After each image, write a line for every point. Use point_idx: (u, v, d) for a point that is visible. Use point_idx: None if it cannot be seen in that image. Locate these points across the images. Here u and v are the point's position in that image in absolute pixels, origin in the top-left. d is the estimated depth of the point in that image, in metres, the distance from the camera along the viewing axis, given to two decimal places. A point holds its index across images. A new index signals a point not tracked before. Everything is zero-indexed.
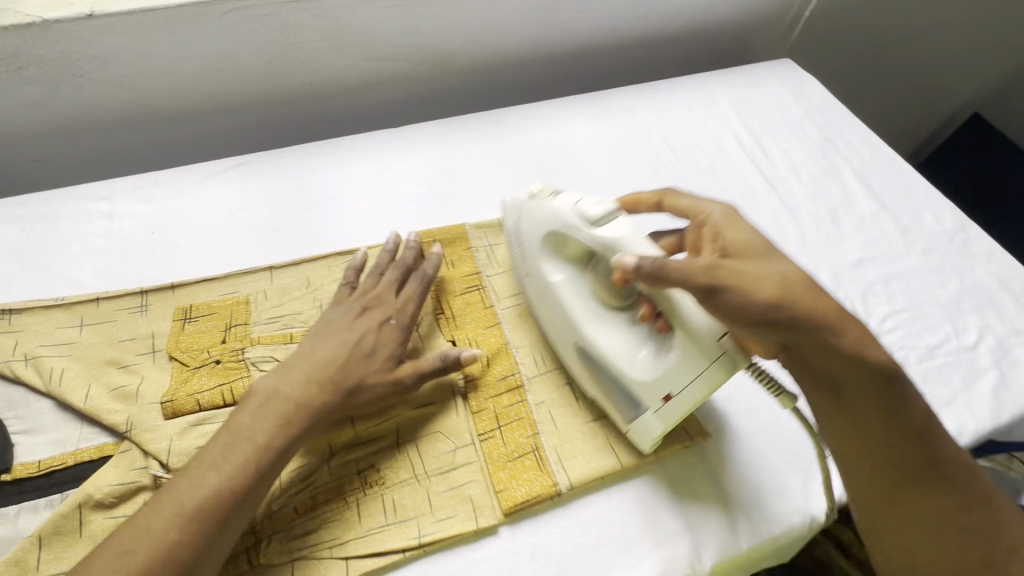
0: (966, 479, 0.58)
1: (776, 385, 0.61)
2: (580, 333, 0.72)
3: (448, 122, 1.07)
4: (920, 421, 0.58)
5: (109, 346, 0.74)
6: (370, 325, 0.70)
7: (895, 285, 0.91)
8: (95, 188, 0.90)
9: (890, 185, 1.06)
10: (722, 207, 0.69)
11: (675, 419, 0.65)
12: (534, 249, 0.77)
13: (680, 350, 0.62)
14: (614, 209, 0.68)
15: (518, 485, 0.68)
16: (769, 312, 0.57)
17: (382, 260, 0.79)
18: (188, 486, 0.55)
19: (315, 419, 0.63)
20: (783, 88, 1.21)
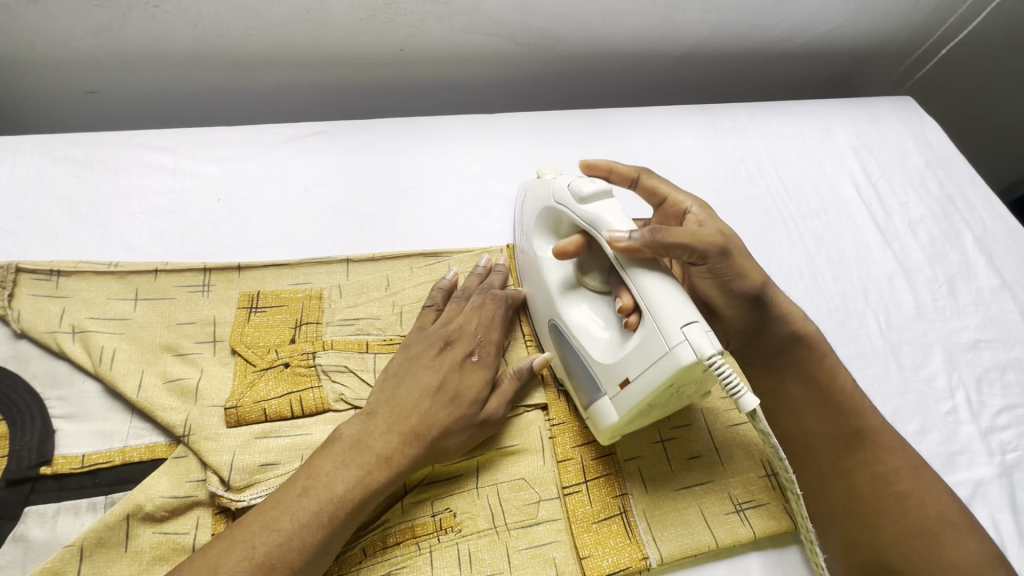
0: (902, 454, 0.61)
1: (731, 383, 0.51)
2: (553, 309, 0.68)
3: (546, 116, 0.96)
4: (850, 391, 0.64)
5: (165, 328, 0.65)
6: (452, 362, 0.64)
7: (1013, 375, 0.84)
8: (157, 137, 0.80)
9: (1015, 257, 0.96)
10: (698, 198, 0.67)
11: (631, 410, 0.57)
12: (529, 224, 0.74)
13: (644, 333, 0.55)
14: (607, 188, 0.63)
15: (605, 553, 0.61)
16: (752, 289, 0.63)
17: (472, 285, 0.72)
18: (261, 529, 0.51)
19: (397, 472, 0.57)
20: (905, 130, 1.10)
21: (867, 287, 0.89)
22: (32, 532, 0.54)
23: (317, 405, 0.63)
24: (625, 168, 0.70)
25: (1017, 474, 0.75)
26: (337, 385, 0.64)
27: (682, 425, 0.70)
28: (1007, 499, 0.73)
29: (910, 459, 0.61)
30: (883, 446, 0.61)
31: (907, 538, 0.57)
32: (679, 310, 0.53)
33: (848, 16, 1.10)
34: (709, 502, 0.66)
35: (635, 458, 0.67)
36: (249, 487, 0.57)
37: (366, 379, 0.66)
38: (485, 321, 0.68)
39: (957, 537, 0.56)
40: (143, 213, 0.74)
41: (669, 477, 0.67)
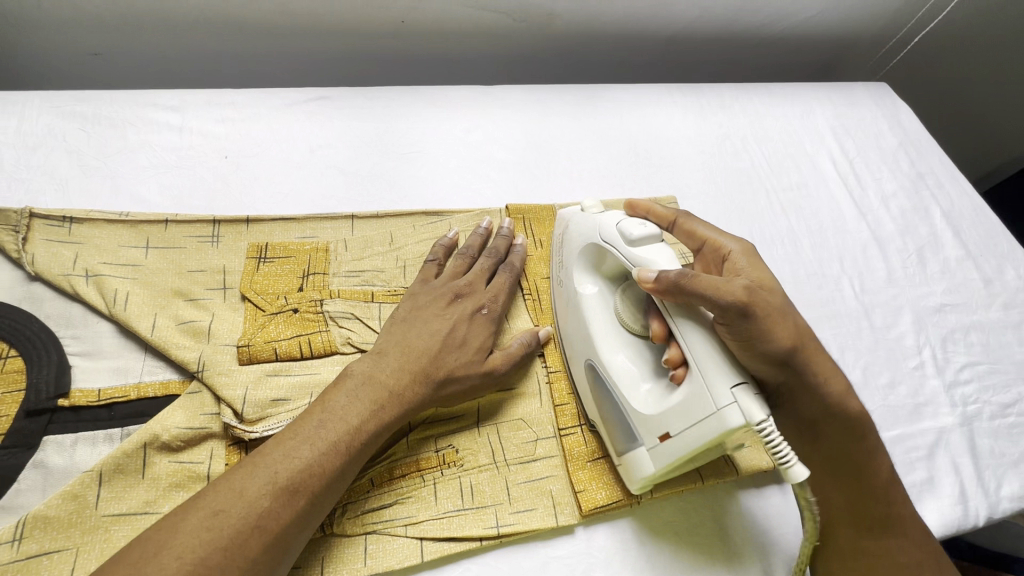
0: (924, 543, 0.60)
1: (779, 451, 0.49)
2: (592, 351, 0.66)
3: (542, 89, 1.00)
4: (882, 480, 0.61)
5: (176, 274, 0.68)
6: (463, 313, 0.67)
7: (975, 336, 0.90)
8: (164, 96, 0.82)
9: (978, 232, 1.03)
10: (741, 242, 0.65)
11: (669, 464, 0.57)
12: (570, 258, 0.72)
13: (690, 389, 0.55)
14: (657, 234, 0.63)
15: (599, 488, 0.64)
16: (785, 354, 0.56)
17: (475, 243, 0.75)
18: (283, 456, 0.53)
19: (407, 407, 0.60)
20: (879, 113, 1.16)
21: (843, 254, 0.95)
22: (51, 459, 0.56)
23: (325, 347, 0.66)
24: (664, 210, 0.72)
25: (977, 424, 0.81)
26: (344, 330, 0.67)
27: None
28: (967, 445, 0.79)
29: (931, 550, 0.60)
30: (904, 534, 0.60)
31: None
32: (727, 370, 0.53)
33: (827, 4, 1.16)
34: None
35: None
36: (261, 420, 0.59)
37: (371, 325, 0.69)
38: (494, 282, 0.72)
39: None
40: (152, 167, 0.76)
41: None
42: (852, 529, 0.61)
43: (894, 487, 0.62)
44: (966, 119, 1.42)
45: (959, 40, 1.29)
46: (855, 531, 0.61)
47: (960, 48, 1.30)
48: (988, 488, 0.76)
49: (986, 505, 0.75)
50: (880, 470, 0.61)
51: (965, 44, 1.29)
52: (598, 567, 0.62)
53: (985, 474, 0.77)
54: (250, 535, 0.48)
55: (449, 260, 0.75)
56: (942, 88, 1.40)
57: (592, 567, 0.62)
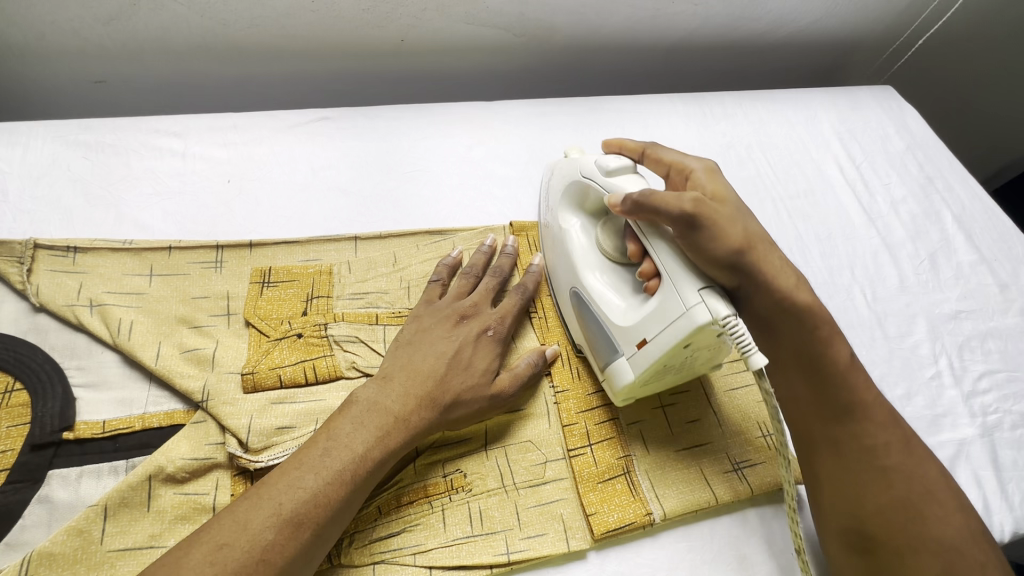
0: (892, 426, 0.61)
1: (743, 341, 0.54)
2: (575, 277, 0.71)
3: (543, 103, 1.00)
4: (843, 366, 0.62)
5: (180, 302, 0.68)
6: (469, 335, 0.67)
7: (993, 343, 0.88)
8: (167, 122, 0.82)
9: (991, 234, 1.01)
10: (703, 160, 0.68)
11: (647, 367, 0.61)
12: (555, 199, 0.78)
13: (662, 295, 0.60)
14: (631, 166, 0.68)
15: (611, 510, 0.63)
16: (733, 258, 0.59)
17: (479, 261, 0.74)
18: (286, 487, 0.52)
19: (414, 432, 0.60)
20: (885, 116, 1.15)
21: (854, 262, 0.93)
22: (56, 493, 0.55)
23: (330, 372, 0.65)
24: (634, 144, 0.74)
25: (998, 435, 0.79)
26: (349, 354, 0.67)
27: (681, 390, 0.73)
28: (989, 457, 0.77)
29: (900, 433, 0.61)
30: (872, 421, 0.61)
31: (893, 511, 0.57)
32: (692, 274, 0.58)
33: (828, 9, 1.15)
34: (707, 462, 0.68)
35: (636, 423, 0.70)
36: (266, 449, 0.59)
37: (376, 348, 0.68)
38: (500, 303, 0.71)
39: (940, 512, 0.57)
40: (155, 194, 0.76)
41: (671, 438, 0.70)
42: (819, 417, 0.63)
43: (857, 373, 0.63)
44: (975, 120, 1.41)
45: (970, 41, 1.28)
46: (825, 422, 0.62)
47: (969, 49, 1.29)
48: (1013, 501, 0.74)
49: (1012, 519, 0.72)
50: (839, 357, 0.63)
51: (974, 45, 1.28)
52: None
53: (1009, 487, 0.75)
54: (255, 569, 0.48)
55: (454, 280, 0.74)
56: (951, 91, 1.38)
57: None
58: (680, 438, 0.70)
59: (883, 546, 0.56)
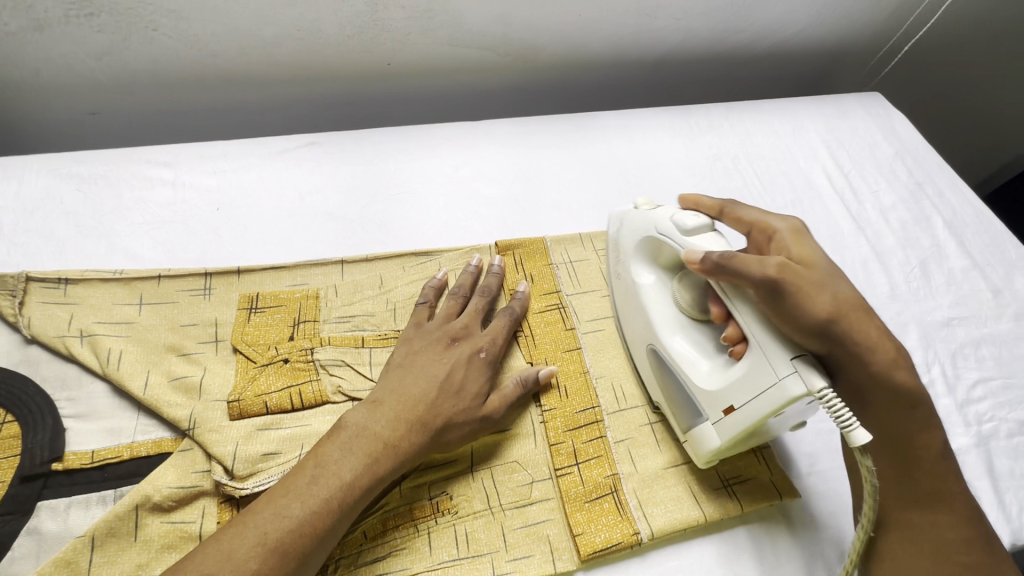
0: (974, 521, 0.58)
1: (846, 417, 0.52)
2: (654, 337, 0.70)
3: (528, 121, 1.01)
4: (934, 455, 0.59)
5: (169, 329, 0.69)
6: (460, 357, 0.67)
7: (987, 349, 0.87)
8: (157, 152, 0.84)
9: (983, 239, 1.00)
10: (788, 221, 0.66)
11: (734, 436, 0.60)
12: (625, 252, 0.77)
13: (750, 362, 0.59)
14: (709, 224, 0.66)
15: (597, 530, 0.63)
16: (823, 325, 0.56)
17: (466, 283, 0.75)
18: (273, 515, 0.52)
19: (403, 457, 0.60)
20: (873, 123, 1.15)
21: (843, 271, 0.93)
22: (45, 524, 0.56)
23: (316, 397, 0.66)
24: (712, 202, 0.74)
25: (994, 443, 0.78)
26: (335, 378, 0.67)
27: None
28: (985, 466, 0.76)
29: (981, 529, 0.58)
30: (955, 511, 0.58)
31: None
32: (783, 343, 0.56)
33: (812, 19, 1.16)
34: (697, 479, 0.68)
35: (624, 441, 0.70)
36: (252, 476, 0.59)
37: (362, 371, 0.69)
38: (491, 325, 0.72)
39: None
40: (145, 223, 0.78)
41: (660, 456, 0.69)
42: (898, 500, 0.60)
43: (949, 463, 0.60)
44: (975, 120, 1.40)
45: (964, 40, 1.28)
46: (904, 503, 0.59)
47: (965, 48, 1.29)
48: (1011, 511, 0.73)
49: (1010, 531, 0.71)
50: (932, 441, 0.59)
51: (969, 44, 1.28)
52: None
53: (1006, 497, 0.74)
54: None
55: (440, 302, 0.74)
56: (951, 91, 1.37)
57: None
58: (669, 455, 0.70)
59: None
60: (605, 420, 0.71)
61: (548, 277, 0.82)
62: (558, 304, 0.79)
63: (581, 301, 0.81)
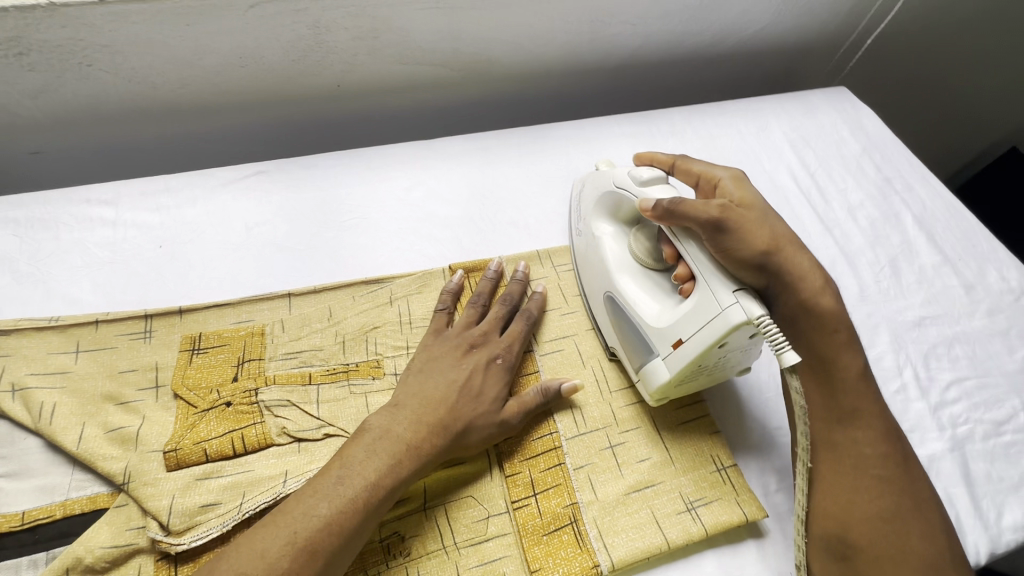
0: (890, 438, 0.61)
1: (782, 344, 0.56)
2: (609, 282, 0.73)
3: (485, 137, 0.99)
4: (854, 375, 0.62)
5: (107, 377, 0.66)
6: (478, 363, 0.67)
7: (960, 348, 0.85)
8: (99, 191, 0.82)
9: (953, 234, 0.98)
10: (730, 170, 0.70)
11: (682, 368, 0.63)
12: (586, 208, 0.81)
13: (698, 297, 0.62)
14: (662, 176, 0.70)
15: (556, 564, 0.60)
16: (759, 257, 0.61)
17: (485, 289, 0.75)
18: (248, 552, 0.50)
19: (425, 460, 0.60)
20: (840, 119, 1.13)
21: None
22: None
23: (259, 441, 0.63)
24: (665, 156, 0.77)
25: (969, 447, 0.76)
26: (280, 419, 0.65)
27: (630, 429, 0.71)
28: (960, 472, 0.74)
29: (896, 445, 0.61)
30: (871, 428, 0.60)
31: (878, 521, 0.57)
32: (727, 278, 0.60)
33: (774, 16, 1.14)
34: (660, 504, 0.66)
35: (584, 467, 0.67)
36: (189, 530, 0.57)
37: (309, 411, 0.66)
38: (509, 331, 0.72)
39: (925, 530, 0.57)
40: (85, 266, 0.75)
41: (621, 480, 0.67)
42: (825, 421, 0.62)
43: (867, 381, 0.63)
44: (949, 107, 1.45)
45: (935, 28, 1.30)
46: (828, 424, 0.61)
47: (937, 36, 1.32)
48: (988, 519, 0.71)
49: (987, 540, 0.69)
50: (848, 364, 0.63)
51: (940, 32, 1.31)
52: None
53: (983, 503, 0.72)
54: None
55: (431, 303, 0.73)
56: (920, 78, 1.41)
57: None
58: (632, 479, 0.67)
59: (861, 552, 0.56)
60: (565, 446, 0.68)
61: None
62: None
63: None
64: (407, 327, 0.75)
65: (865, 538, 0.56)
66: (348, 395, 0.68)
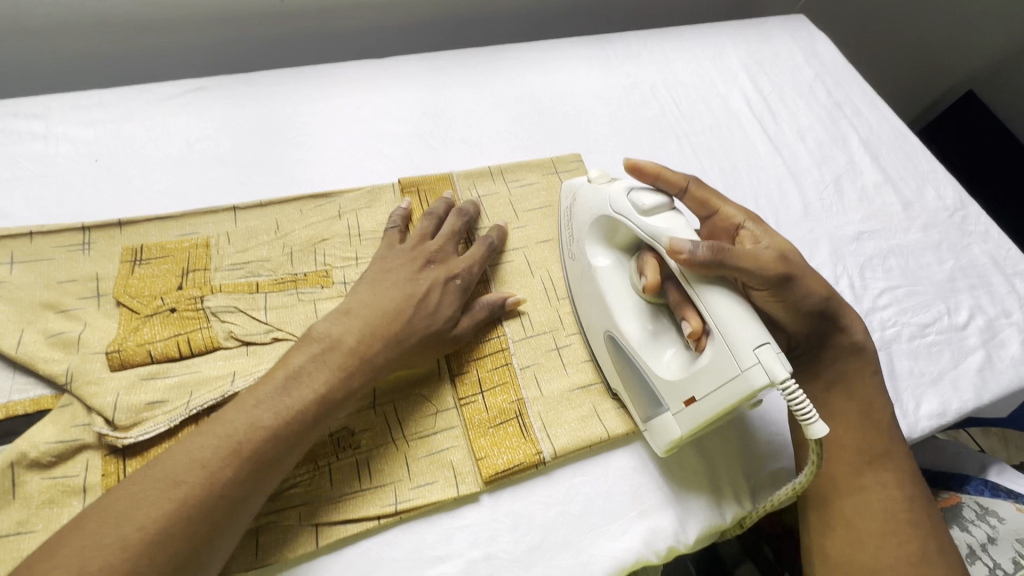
0: (915, 481, 0.65)
1: (807, 413, 0.51)
2: (610, 322, 0.67)
3: (436, 57, 0.96)
4: (883, 428, 0.66)
5: (45, 287, 0.65)
6: (437, 279, 0.66)
7: (894, 260, 0.89)
8: (26, 105, 0.78)
9: (896, 155, 1.02)
10: (747, 211, 0.66)
11: (698, 425, 0.59)
12: (579, 231, 0.72)
13: (714, 351, 0.56)
14: (668, 203, 0.63)
15: (500, 452, 0.63)
16: (811, 304, 0.63)
17: (438, 211, 0.74)
18: (188, 459, 0.49)
19: (376, 371, 0.60)
20: (795, 46, 1.13)
21: (758, 192, 0.93)
22: None
23: (206, 344, 0.63)
24: (674, 174, 0.68)
25: (895, 347, 0.81)
26: (226, 324, 0.65)
27: (576, 333, 0.73)
28: (885, 368, 0.79)
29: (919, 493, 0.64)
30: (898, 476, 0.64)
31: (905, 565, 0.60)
32: (752, 332, 0.54)
33: None
34: (602, 400, 0.69)
35: (531, 366, 0.70)
36: (136, 425, 0.57)
37: (256, 316, 0.66)
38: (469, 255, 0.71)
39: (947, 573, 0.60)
40: (15, 179, 0.73)
41: (564, 379, 0.70)
42: (853, 471, 0.64)
43: (895, 438, 0.66)
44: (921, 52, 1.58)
45: None
46: (856, 475, 0.64)
47: None
48: (906, 409, 0.76)
49: (905, 426, 0.75)
50: (879, 418, 0.66)
51: None
52: (504, 532, 0.61)
53: (903, 396, 0.77)
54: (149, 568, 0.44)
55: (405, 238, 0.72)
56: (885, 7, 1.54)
57: (498, 533, 0.61)
58: (576, 377, 0.70)
59: None
60: (512, 347, 0.70)
61: None
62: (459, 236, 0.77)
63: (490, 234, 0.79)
64: (357, 239, 0.75)
65: None
66: (296, 302, 0.68)
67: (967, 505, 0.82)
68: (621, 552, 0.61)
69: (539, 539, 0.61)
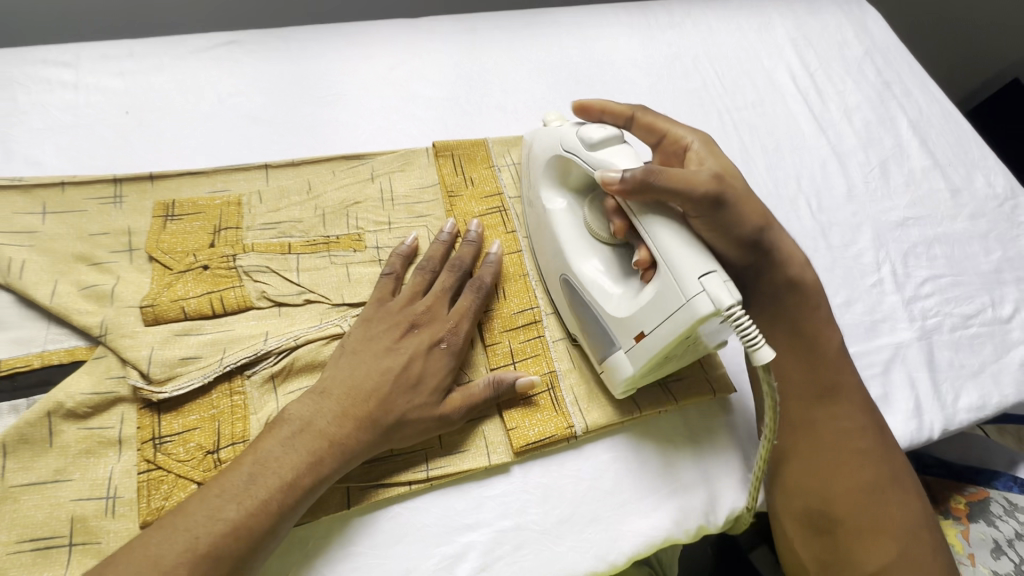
0: (869, 413, 0.63)
1: (754, 338, 0.48)
2: (563, 262, 0.64)
3: (473, 18, 0.93)
4: (832, 357, 0.63)
5: (77, 239, 0.64)
6: (419, 347, 0.59)
7: (939, 248, 0.86)
8: (56, 53, 0.76)
9: (946, 139, 0.97)
10: (697, 131, 0.63)
11: (647, 363, 0.56)
12: (533, 174, 0.69)
13: (660, 285, 0.53)
14: (617, 135, 0.60)
15: (532, 424, 0.63)
16: (757, 234, 0.58)
17: (436, 254, 0.66)
18: (140, 559, 0.45)
19: (351, 456, 0.54)
20: (845, 20, 1.08)
21: (801, 172, 0.90)
22: None
23: (239, 303, 0.62)
24: (618, 106, 0.66)
25: (937, 337, 0.79)
26: (259, 284, 0.64)
27: None
28: (925, 358, 0.77)
29: (874, 420, 0.62)
30: (848, 402, 0.62)
31: (862, 493, 0.59)
32: (694, 258, 0.51)
33: None
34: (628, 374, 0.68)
35: (563, 340, 0.69)
36: (170, 380, 0.57)
37: (289, 278, 0.65)
38: (460, 310, 0.63)
39: (903, 496, 0.60)
40: (46, 128, 0.71)
41: None
42: (802, 401, 0.62)
43: (843, 362, 0.64)
44: (991, 29, 1.49)
45: None
46: (807, 402, 0.62)
47: None
48: (945, 400, 0.74)
49: (943, 417, 0.73)
50: (828, 351, 0.64)
51: None
52: (535, 503, 0.61)
53: (942, 387, 0.75)
54: None
55: (407, 273, 0.66)
56: None
57: (528, 504, 0.60)
58: None
59: (843, 522, 0.59)
60: (545, 319, 0.69)
61: (490, 179, 0.77)
62: (493, 204, 0.75)
63: (524, 203, 0.76)
64: (390, 203, 0.73)
65: (849, 510, 0.59)
66: (329, 264, 0.67)
67: (995, 500, 0.80)
68: (651, 529, 0.61)
69: (570, 513, 0.60)
